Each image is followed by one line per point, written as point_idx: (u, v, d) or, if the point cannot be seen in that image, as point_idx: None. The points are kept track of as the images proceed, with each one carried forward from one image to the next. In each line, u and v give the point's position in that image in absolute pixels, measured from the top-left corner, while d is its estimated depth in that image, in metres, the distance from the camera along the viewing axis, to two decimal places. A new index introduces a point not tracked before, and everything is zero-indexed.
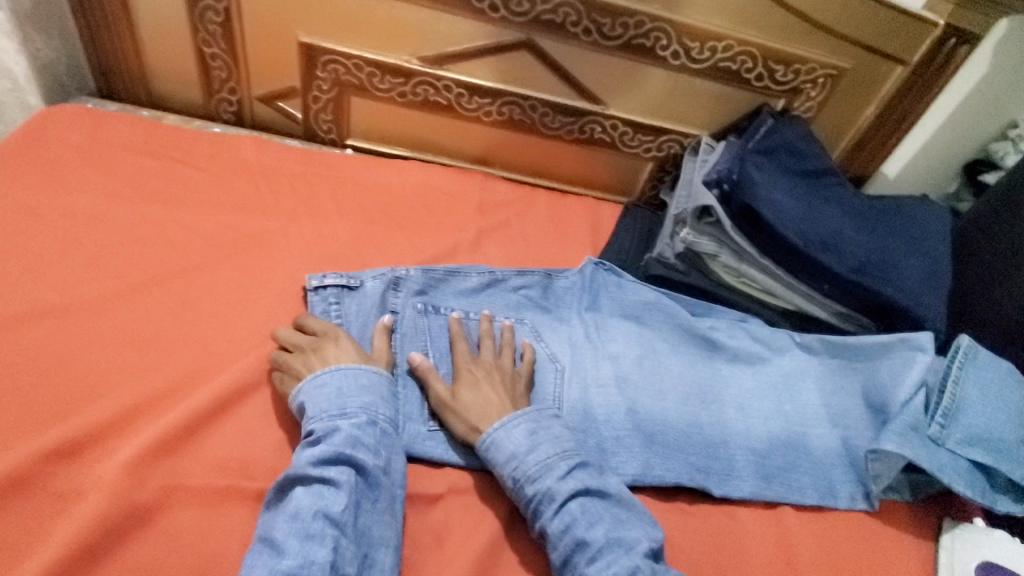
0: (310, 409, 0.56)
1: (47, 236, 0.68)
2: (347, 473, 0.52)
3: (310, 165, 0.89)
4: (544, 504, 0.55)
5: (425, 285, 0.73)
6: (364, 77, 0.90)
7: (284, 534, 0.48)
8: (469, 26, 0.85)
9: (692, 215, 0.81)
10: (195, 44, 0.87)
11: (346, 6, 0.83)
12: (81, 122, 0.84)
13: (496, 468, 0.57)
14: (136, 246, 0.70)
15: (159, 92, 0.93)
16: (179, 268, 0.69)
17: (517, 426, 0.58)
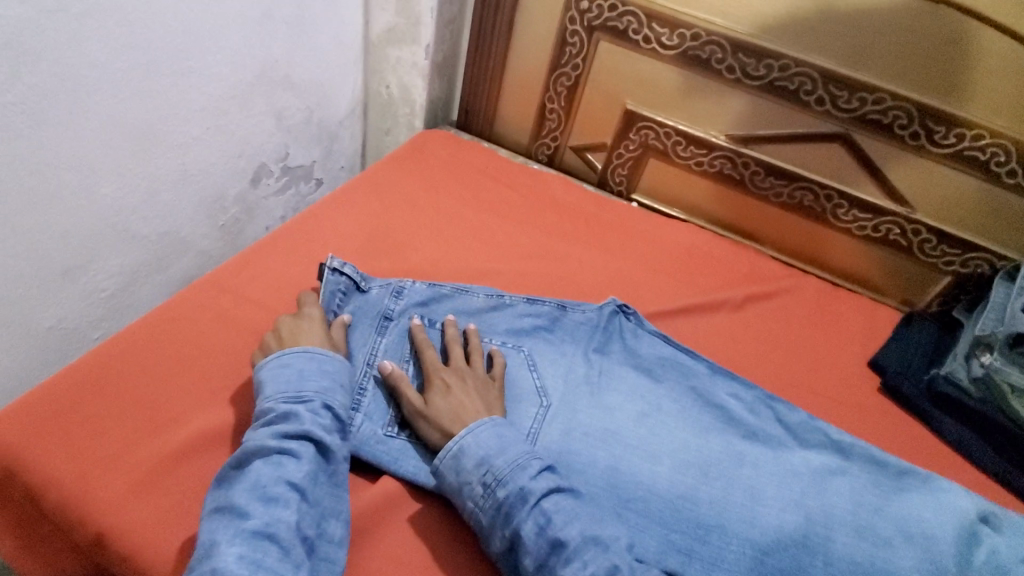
0: (268, 387, 0.58)
1: (419, 221, 0.91)
2: (306, 447, 0.55)
3: (602, 208, 1.02)
4: (517, 504, 0.53)
5: (428, 298, 0.74)
6: (669, 144, 1.01)
7: (241, 500, 0.51)
8: (787, 114, 0.91)
9: (1003, 340, 0.75)
10: (541, 99, 1.09)
11: (677, 85, 0.97)
12: (446, 143, 1.10)
13: (463, 475, 0.56)
14: (473, 244, 0.89)
15: (498, 132, 1.17)
16: (501, 268, 0.86)
17: (486, 428, 0.58)
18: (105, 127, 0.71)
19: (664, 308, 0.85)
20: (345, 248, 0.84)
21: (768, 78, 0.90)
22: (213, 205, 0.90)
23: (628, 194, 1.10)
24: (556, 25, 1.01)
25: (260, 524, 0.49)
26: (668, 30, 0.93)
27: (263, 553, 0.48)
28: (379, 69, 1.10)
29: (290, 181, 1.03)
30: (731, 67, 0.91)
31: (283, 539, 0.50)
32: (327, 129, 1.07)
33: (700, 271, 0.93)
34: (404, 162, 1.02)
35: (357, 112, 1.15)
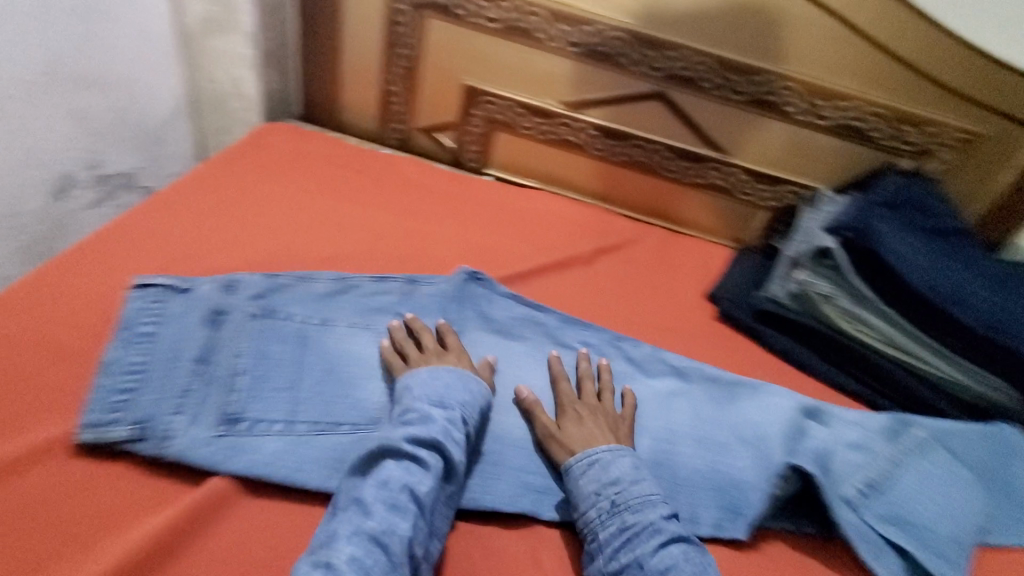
0: (418, 389, 0.61)
1: (258, 215, 0.87)
2: (436, 459, 0.56)
3: (454, 183, 1.02)
4: (643, 536, 0.56)
5: (265, 290, 0.70)
6: (511, 116, 1.04)
7: (371, 497, 0.53)
8: (609, 77, 0.97)
9: (810, 257, 0.82)
10: (382, 84, 1.08)
11: (507, 58, 0.99)
12: (287, 133, 1.04)
13: (585, 485, 0.60)
14: (319, 232, 0.87)
15: (346, 121, 1.14)
16: (350, 254, 0.85)
17: (626, 454, 0.62)
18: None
19: (518, 272, 0.88)
20: (167, 251, 0.78)
21: (588, 45, 0.95)
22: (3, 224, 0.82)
23: (483, 169, 1.12)
24: (382, 7, 0.99)
25: (382, 525, 0.51)
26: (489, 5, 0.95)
27: (374, 558, 0.49)
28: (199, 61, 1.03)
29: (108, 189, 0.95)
30: (553, 36, 0.95)
31: (397, 554, 0.50)
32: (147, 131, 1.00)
33: (550, 234, 0.97)
34: (236, 156, 0.96)
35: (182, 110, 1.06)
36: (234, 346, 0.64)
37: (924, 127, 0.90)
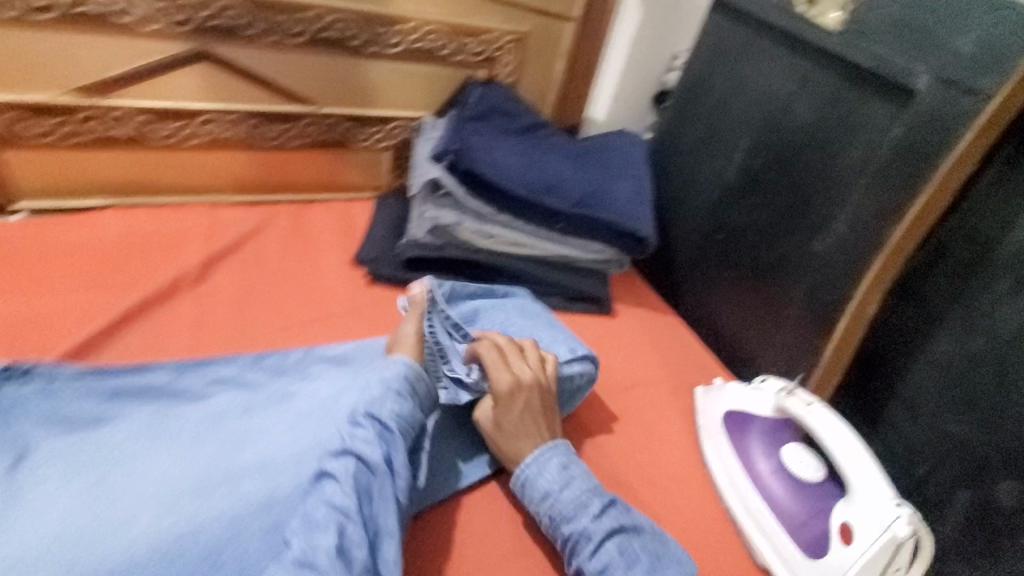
0: (542, 477, 0.64)
1: (24, 283, 0.73)
2: (346, 465, 0.56)
3: (288, 220, 0.96)
4: (579, 542, 0.60)
5: (34, 399, 0.59)
6: (342, 132, 0.99)
7: (297, 527, 0.52)
8: (431, 71, 1.00)
9: (646, 244, 0.92)
10: (127, 97, 0.83)
11: (321, 64, 0.92)
12: (57, 180, 0.86)
13: (533, 503, 0.64)
14: (101, 294, 0.74)
15: (41, 119, 0.80)
16: (143, 315, 0.73)
17: (551, 459, 0.65)
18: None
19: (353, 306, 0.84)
20: None
21: (405, 42, 0.94)
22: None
23: (319, 195, 1.05)
24: (135, 38, 0.79)
25: (304, 542, 0.51)
26: (287, 18, 0.85)
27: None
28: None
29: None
30: (368, 40, 0.92)
31: (323, 565, 0.49)
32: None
33: (373, 261, 0.89)
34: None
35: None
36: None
37: (743, 81, 0.88)
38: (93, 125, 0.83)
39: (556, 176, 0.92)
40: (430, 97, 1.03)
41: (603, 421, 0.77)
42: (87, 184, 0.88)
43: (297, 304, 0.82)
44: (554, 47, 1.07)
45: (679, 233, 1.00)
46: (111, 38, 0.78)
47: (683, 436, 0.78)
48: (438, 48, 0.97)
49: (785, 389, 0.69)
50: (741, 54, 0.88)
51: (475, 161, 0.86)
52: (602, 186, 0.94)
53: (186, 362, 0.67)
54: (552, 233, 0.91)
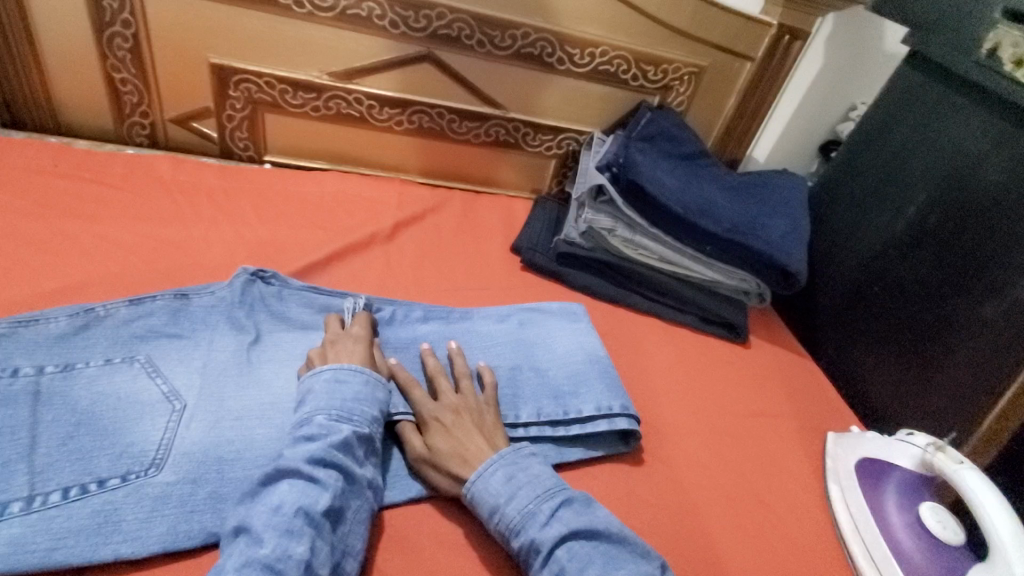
0: (483, 491, 0.58)
1: (266, 213, 0.93)
2: (335, 476, 0.54)
3: (461, 202, 1.10)
4: (530, 553, 0.55)
5: (268, 299, 0.75)
6: (520, 136, 1.12)
7: (262, 524, 0.50)
8: (609, 92, 1.10)
9: (794, 279, 0.93)
10: (362, 83, 1.02)
11: (517, 74, 1.05)
12: (295, 141, 1.07)
13: (482, 517, 0.58)
14: (317, 232, 0.92)
15: (301, 93, 1.01)
16: (345, 255, 0.89)
17: (493, 470, 0.59)
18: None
19: (505, 284, 0.95)
20: (167, 244, 0.81)
21: (593, 64, 1.05)
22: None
23: (487, 188, 1.18)
24: (378, 36, 0.97)
25: (277, 548, 0.48)
26: (500, 32, 0.99)
27: None
28: (110, 22, 0.91)
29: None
30: (561, 58, 1.03)
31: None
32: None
33: (529, 248, 0.99)
34: (224, 171, 0.99)
35: (109, 85, 0.97)
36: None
37: (928, 136, 0.86)
38: (335, 103, 1.03)
39: (712, 201, 0.96)
40: (602, 116, 1.13)
41: (719, 436, 0.79)
42: (317, 149, 1.09)
43: (460, 273, 0.94)
44: (729, 83, 1.11)
45: (827, 278, 1.00)
46: (364, 35, 0.97)
47: (805, 469, 0.78)
48: (620, 72, 1.07)
49: (934, 445, 0.69)
50: (932, 109, 0.86)
51: (641, 173, 0.93)
52: (758, 218, 0.96)
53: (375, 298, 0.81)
54: (700, 254, 0.95)
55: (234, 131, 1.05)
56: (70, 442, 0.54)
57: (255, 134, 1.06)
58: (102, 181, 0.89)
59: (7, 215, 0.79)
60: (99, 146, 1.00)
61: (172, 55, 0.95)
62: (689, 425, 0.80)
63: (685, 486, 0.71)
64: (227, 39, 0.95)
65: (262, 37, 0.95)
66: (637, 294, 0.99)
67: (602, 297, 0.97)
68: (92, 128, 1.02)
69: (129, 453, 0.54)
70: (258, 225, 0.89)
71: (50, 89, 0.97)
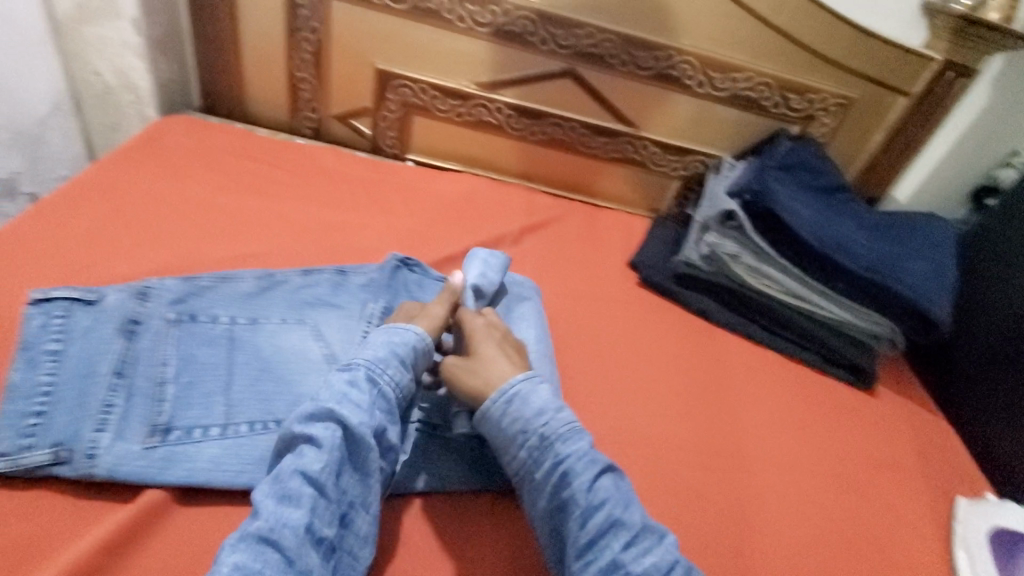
0: (532, 396, 0.61)
1: (410, 205, 1.02)
2: (332, 433, 0.55)
3: (582, 212, 1.14)
4: (576, 466, 0.57)
5: (410, 282, 0.82)
6: (648, 155, 1.13)
7: (263, 492, 0.51)
8: (745, 117, 1.09)
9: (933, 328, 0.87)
10: (506, 94, 1.09)
11: (655, 94, 1.06)
12: (436, 142, 1.16)
13: (518, 420, 0.60)
14: (453, 228, 1.00)
15: (449, 100, 1.10)
16: (476, 252, 0.96)
17: (542, 386, 0.62)
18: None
19: (621, 297, 0.97)
20: (328, 227, 0.92)
21: (734, 88, 1.05)
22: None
23: (607, 202, 1.21)
24: (528, 51, 1.03)
25: (275, 514, 0.50)
26: (645, 54, 1.02)
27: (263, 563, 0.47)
28: (300, 28, 1.04)
29: (187, 146, 1.01)
30: (702, 81, 1.04)
31: (288, 547, 0.48)
32: (80, 81, 1.06)
33: (648, 266, 1.01)
34: (375, 164, 1.09)
35: (290, 81, 1.11)
36: (176, 349, 0.63)
37: None
38: (478, 111, 1.11)
39: (849, 237, 0.92)
40: (734, 141, 1.12)
41: (834, 480, 0.77)
42: (454, 152, 1.17)
43: (579, 281, 0.98)
44: (878, 118, 1.06)
45: (970, 330, 0.93)
46: (516, 49, 1.03)
47: (931, 532, 0.73)
48: (761, 98, 1.05)
49: None
50: None
51: (776, 200, 0.91)
52: (899, 260, 0.91)
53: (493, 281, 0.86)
54: (830, 290, 0.92)
55: (385, 129, 1.15)
56: (255, 384, 0.63)
57: (403, 134, 1.16)
58: (278, 164, 1.02)
59: (208, 187, 0.93)
60: (274, 133, 1.15)
61: (346, 59, 1.07)
62: (802, 463, 0.78)
63: (795, 524, 0.70)
64: (394, 46, 1.05)
65: (424, 47, 1.04)
66: (754, 325, 0.98)
67: (719, 323, 0.97)
68: (270, 117, 1.17)
69: (299, 402, 0.63)
70: (403, 217, 0.98)
71: (245, 83, 1.12)
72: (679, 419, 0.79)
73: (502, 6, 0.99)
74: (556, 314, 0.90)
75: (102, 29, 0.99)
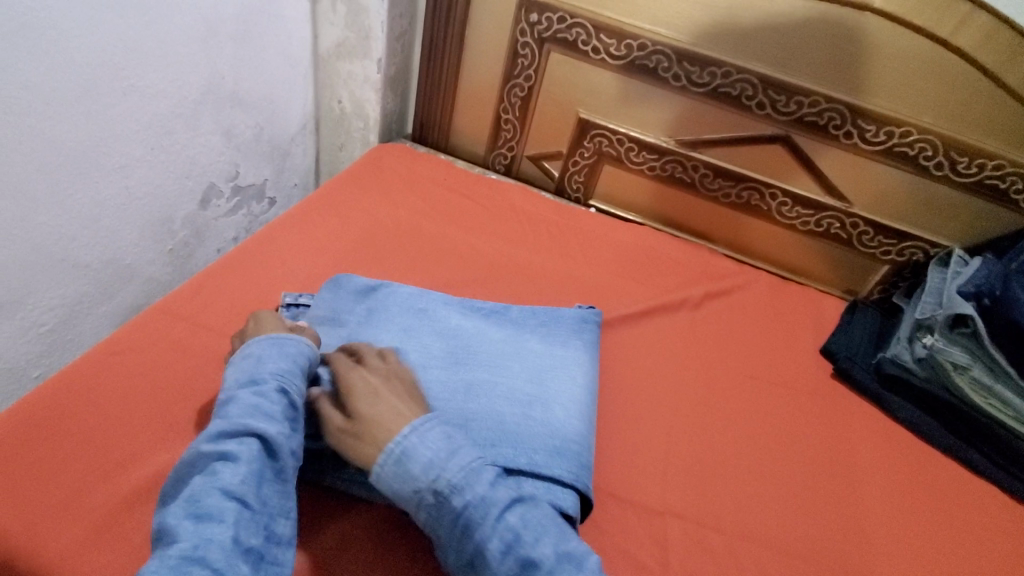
0: (415, 447, 0.54)
1: (592, 255, 1.03)
2: (247, 446, 0.52)
3: (767, 282, 1.07)
4: (478, 515, 0.51)
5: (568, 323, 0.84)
6: (854, 233, 1.04)
7: (175, 519, 0.48)
8: (987, 208, 0.95)
9: None
10: (705, 153, 1.06)
11: (877, 171, 0.97)
12: (622, 193, 1.17)
13: (410, 480, 0.53)
14: (632, 284, 0.99)
15: (644, 153, 1.10)
16: (655, 315, 0.95)
17: (429, 429, 0.56)
18: (75, 59, 0.73)
19: (808, 388, 0.90)
20: (518, 270, 0.97)
21: (981, 175, 0.92)
22: (199, 186, 1.00)
23: (794, 275, 1.13)
24: (739, 114, 1.00)
25: (195, 538, 0.46)
26: (875, 127, 0.93)
27: None
28: (516, 75, 1.12)
29: (401, 172, 1.12)
30: (940, 163, 0.93)
31: (218, 563, 0.46)
32: (322, 106, 1.22)
33: (846, 358, 0.92)
34: (561, 207, 1.12)
35: (494, 122, 1.19)
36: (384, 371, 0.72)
37: None
38: (671, 167, 1.09)
39: None
40: (966, 232, 0.98)
41: None
42: (636, 204, 1.17)
43: (761, 361, 0.92)
44: None
45: None
46: (726, 111, 1.01)
47: None
48: (1015, 190, 0.92)
49: None
50: None
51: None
52: None
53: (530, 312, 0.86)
54: None
55: (574, 174, 1.18)
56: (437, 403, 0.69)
57: (590, 181, 1.18)
58: (475, 199, 1.09)
59: (417, 216, 1.02)
60: (471, 166, 1.23)
61: (551, 106, 1.12)
62: None
63: None
64: (600, 99, 1.08)
65: (630, 102, 1.06)
66: (974, 450, 0.84)
67: (930, 440, 0.86)
68: (468, 151, 1.26)
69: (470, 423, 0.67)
70: (586, 268, 1.01)
71: (455, 119, 1.23)
72: (873, 550, 0.72)
73: (722, 67, 0.97)
74: (735, 396, 0.86)
75: (351, 64, 1.13)
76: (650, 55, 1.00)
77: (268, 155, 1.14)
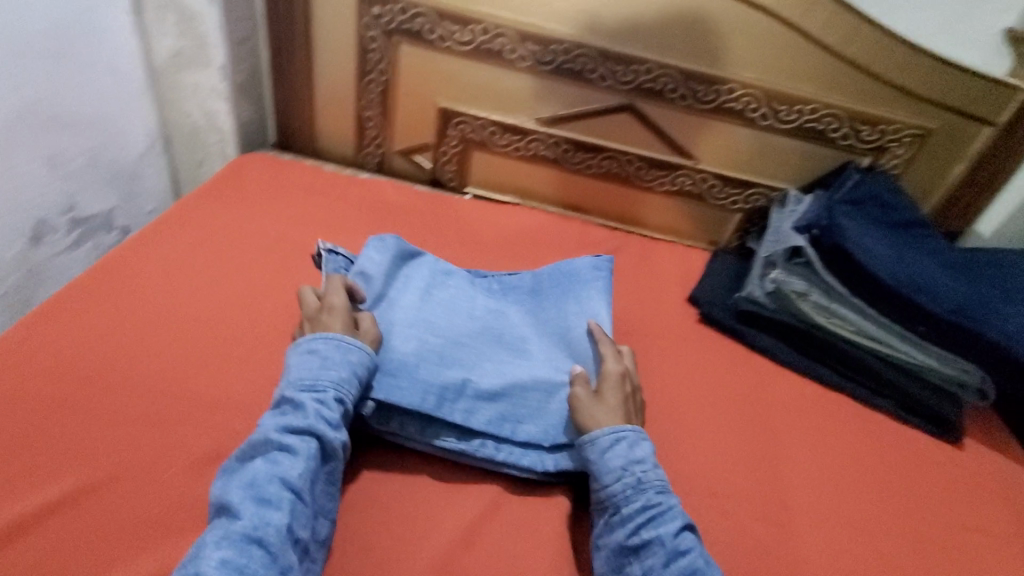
0: (643, 447, 0.65)
1: (467, 240, 1.05)
2: (308, 443, 0.59)
3: (636, 244, 1.13)
4: (665, 515, 0.60)
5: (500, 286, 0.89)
6: (705, 188, 1.12)
7: (238, 499, 0.55)
8: (810, 149, 1.05)
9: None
10: (562, 128, 1.10)
11: (714, 127, 1.05)
12: (492, 176, 1.19)
13: (616, 460, 0.64)
14: (508, 262, 1.02)
15: (507, 135, 1.12)
16: None
17: (648, 441, 0.67)
18: None
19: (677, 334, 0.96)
20: None
21: (800, 120, 1.02)
22: (26, 223, 0.92)
23: (660, 233, 1.20)
24: (585, 87, 1.05)
25: (255, 520, 0.53)
26: (705, 87, 1.01)
27: (247, 558, 0.51)
28: (370, 71, 1.11)
29: (263, 182, 1.08)
30: (764, 113, 1.02)
31: (272, 545, 0.52)
32: (170, 123, 1.15)
33: (707, 302, 0.99)
34: (434, 198, 1.13)
35: (357, 120, 1.18)
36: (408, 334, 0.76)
37: None
38: (535, 145, 1.13)
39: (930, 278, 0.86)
40: (798, 173, 1.08)
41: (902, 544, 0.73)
42: (508, 184, 1.20)
43: (633, 317, 0.97)
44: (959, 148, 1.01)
45: None
46: (573, 86, 1.05)
47: None
48: (829, 130, 1.02)
49: None
50: None
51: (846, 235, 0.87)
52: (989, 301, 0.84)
53: (547, 270, 0.90)
54: (909, 333, 0.87)
55: (444, 164, 1.19)
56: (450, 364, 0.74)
57: (459, 168, 1.19)
58: (344, 199, 1.08)
59: (281, 222, 0.99)
60: (342, 168, 1.21)
61: (408, 99, 1.12)
62: (880, 524, 0.75)
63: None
64: (456, 87, 1.09)
65: (484, 86, 1.08)
66: (820, 365, 0.94)
67: (783, 363, 0.94)
68: (338, 153, 1.23)
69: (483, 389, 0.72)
70: (464, 253, 1.02)
71: (317, 122, 1.20)
72: (743, 469, 0.78)
73: (563, 44, 1.01)
74: None
75: (192, 75, 1.07)
76: (494, 38, 1.02)
77: (112, 181, 1.06)
